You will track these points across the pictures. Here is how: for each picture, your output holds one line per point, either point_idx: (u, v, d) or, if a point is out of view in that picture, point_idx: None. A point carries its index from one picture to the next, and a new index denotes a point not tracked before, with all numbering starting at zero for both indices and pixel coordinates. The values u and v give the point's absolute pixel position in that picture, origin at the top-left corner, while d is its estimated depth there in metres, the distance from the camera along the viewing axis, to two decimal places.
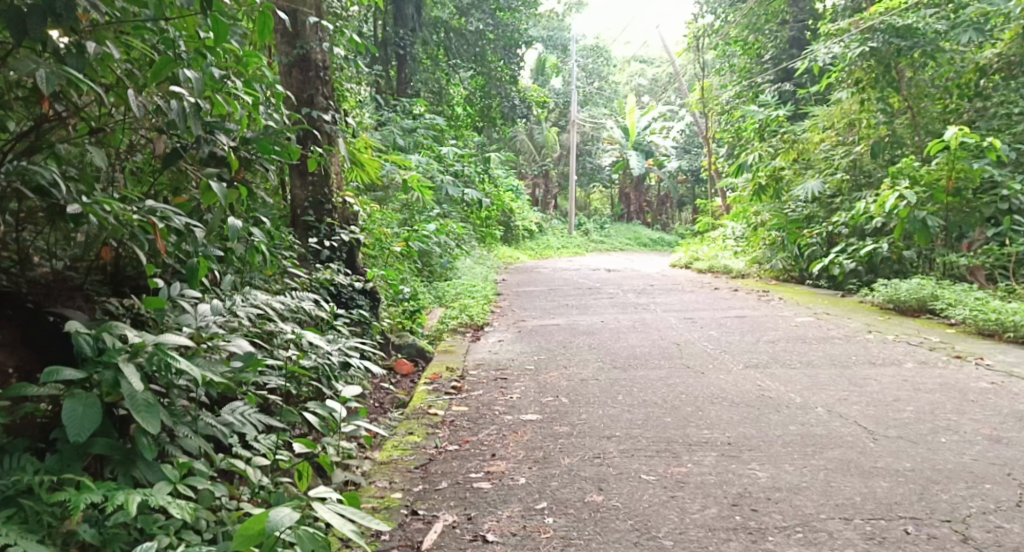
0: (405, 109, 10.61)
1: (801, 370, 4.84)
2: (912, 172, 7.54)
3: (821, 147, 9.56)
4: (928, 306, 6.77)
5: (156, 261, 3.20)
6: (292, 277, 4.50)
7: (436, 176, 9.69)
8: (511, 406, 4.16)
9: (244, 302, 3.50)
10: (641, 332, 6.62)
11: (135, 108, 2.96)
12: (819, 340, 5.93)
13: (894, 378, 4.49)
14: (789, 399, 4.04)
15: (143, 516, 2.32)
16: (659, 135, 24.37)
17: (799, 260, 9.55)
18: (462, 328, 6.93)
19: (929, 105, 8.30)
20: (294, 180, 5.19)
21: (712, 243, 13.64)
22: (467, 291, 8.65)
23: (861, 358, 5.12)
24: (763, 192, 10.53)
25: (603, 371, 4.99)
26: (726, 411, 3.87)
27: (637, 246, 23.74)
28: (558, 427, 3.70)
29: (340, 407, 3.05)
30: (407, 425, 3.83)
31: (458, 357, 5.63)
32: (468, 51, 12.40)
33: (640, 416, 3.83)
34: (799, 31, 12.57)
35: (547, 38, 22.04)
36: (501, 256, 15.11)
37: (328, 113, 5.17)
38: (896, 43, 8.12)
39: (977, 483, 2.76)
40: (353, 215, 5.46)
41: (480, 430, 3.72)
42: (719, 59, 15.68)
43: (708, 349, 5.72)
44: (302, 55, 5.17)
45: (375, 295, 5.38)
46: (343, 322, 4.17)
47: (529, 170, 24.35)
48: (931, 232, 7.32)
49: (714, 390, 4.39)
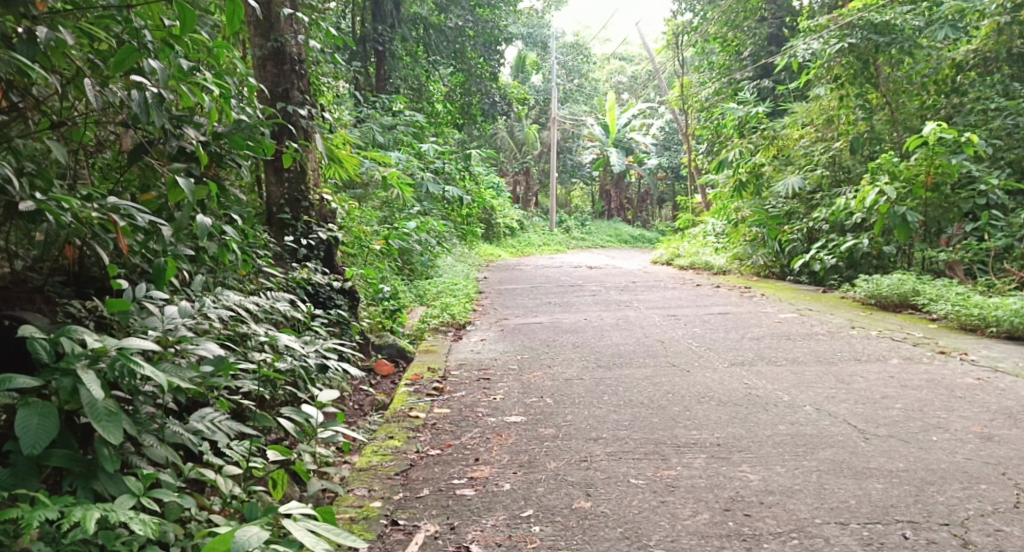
0: (384, 106, 10.46)
1: (787, 368, 4.77)
2: (892, 168, 7.51)
3: (801, 144, 9.52)
4: (910, 301, 6.74)
5: (121, 261, 3.10)
6: (268, 276, 4.38)
7: (416, 173, 9.56)
8: (494, 408, 4.06)
9: (215, 303, 3.39)
10: (624, 329, 6.54)
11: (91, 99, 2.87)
12: (802, 336, 5.87)
13: (879, 374, 4.43)
14: (776, 397, 3.97)
15: (104, 532, 2.22)
16: (639, 132, 24.32)
17: (780, 256, 9.46)
18: (444, 327, 6.82)
19: (907, 101, 8.27)
20: (269, 177, 5.05)
21: (693, 240, 13.59)
22: (448, 289, 8.53)
23: (846, 355, 5.06)
24: (744, 188, 10.48)
25: (587, 370, 4.90)
26: (713, 410, 3.79)
27: (617, 243, 23.67)
28: (542, 429, 3.61)
29: (318, 413, 2.97)
30: (387, 429, 3.72)
31: (439, 357, 5.52)
32: (448, 47, 12.24)
33: (627, 417, 3.74)
34: (777, 27, 12.55)
35: (527, 35, 21.92)
36: (483, 254, 14.98)
37: (304, 108, 5.04)
38: (875, 40, 8.10)
39: (972, 484, 2.69)
40: (331, 213, 5.34)
41: (463, 433, 3.62)
42: (697, 56, 15.63)
43: (693, 347, 5.65)
44: (276, 48, 5.04)
45: (354, 294, 5.25)
46: (321, 323, 4.06)
47: (510, 168, 24.23)
48: (911, 228, 7.25)
49: (700, 389, 4.31)
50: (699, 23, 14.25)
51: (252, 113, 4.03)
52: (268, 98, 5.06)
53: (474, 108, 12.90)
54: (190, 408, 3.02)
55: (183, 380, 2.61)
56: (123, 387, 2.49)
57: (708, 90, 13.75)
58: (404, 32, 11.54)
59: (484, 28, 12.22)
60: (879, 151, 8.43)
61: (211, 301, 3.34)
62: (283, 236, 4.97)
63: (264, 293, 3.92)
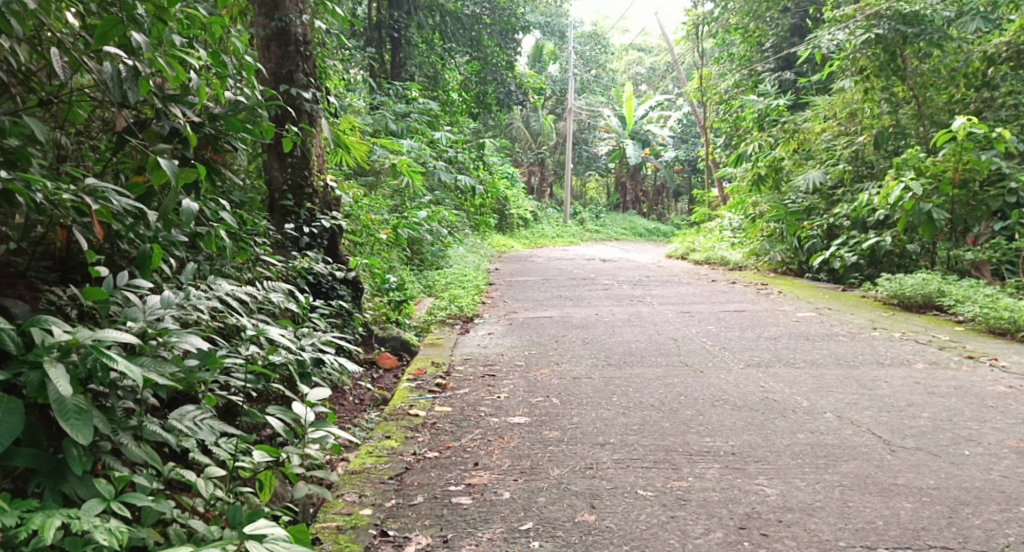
0: (398, 93, 10.27)
1: (805, 371, 4.56)
2: (918, 164, 7.25)
3: (823, 138, 9.29)
4: (935, 302, 6.52)
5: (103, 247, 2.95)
6: (266, 265, 4.22)
7: (429, 161, 9.38)
8: (498, 407, 3.89)
9: (204, 294, 3.23)
10: (636, 326, 6.34)
11: (59, 69, 2.71)
12: (822, 337, 5.66)
13: (904, 379, 4.22)
14: (795, 403, 3.78)
15: (70, 540, 2.07)
16: (656, 124, 24.03)
17: (798, 252, 9.23)
18: (451, 320, 6.65)
19: (935, 95, 8.04)
20: (271, 162, 4.88)
21: (708, 234, 13.35)
22: (458, 281, 8.36)
23: (868, 358, 4.85)
24: (763, 183, 10.20)
25: (596, 368, 4.71)
26: (727, 415, 3.60)
27: (631, 236, 23.43)
28: (547, 432, 3.43)
29: (307, 412, 2.81)
30: (385, 428, 3.56)
31: (445, 351, 5.34)
32: (464, 35, 11.96)
33: (637, 420, 3.56)
34: (801, 18, 12.29)
35: (545, 24, 21.70)
36: (495, 245, 14.80)
37: (309, 90, 4.88)
38: (902, 31, 7.81)
39: (1011, 506, 2.49)
40: (336, 201, 5.17)
41: (463, 434, 3.45)
42: (718, 48, 15.34)
43: (707, 346, 5.44)
44: (281, 29, 4.88)
45: (358, 285, 5.08)
46: (320, 315, 3.91)
47: (525, 159, 24.04)
48: (936, 226, 7.04)
49: (714, 391, 4.12)
50: (720, 13, 13.98)
51: (249, 95, 3.88)
52: (271, 80, 4.88)
53: (488, 96, 12.66)
54: (174, 403, 2.86)
55: (163, 376, 2.44)
56: (98, 381, 2.33)
57: (728, 82, 13.50)
58: (420, 19, 11.34)
59: (501, 17, 11.94)
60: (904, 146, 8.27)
61: (200, 292, 3.18)
62: (285, 224, 4.80)
63: (260, 283, 3.76)
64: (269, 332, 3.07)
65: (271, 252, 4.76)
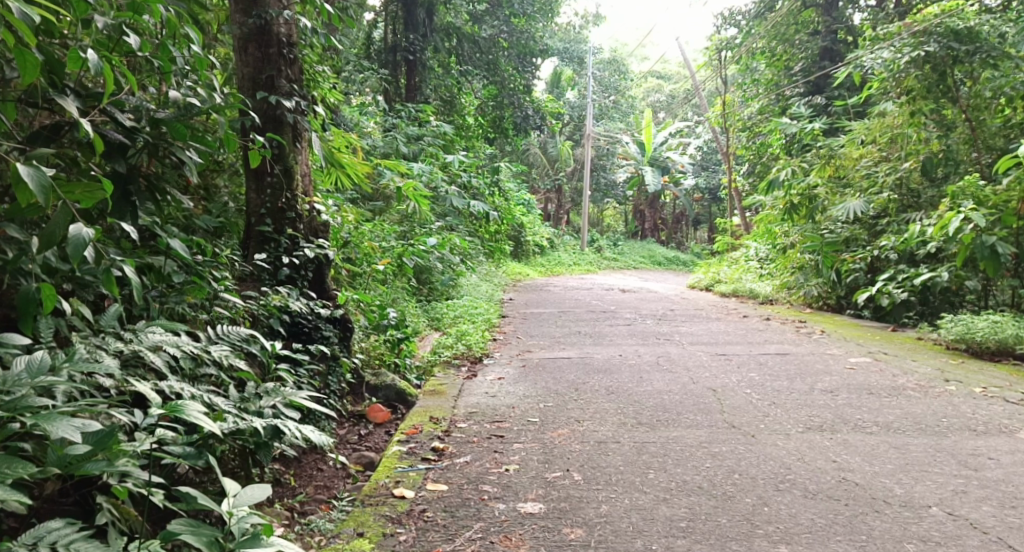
0: (411, 115, 9.52)
1: (882, 438, 3.76)
2: (977, 193, 6.44)
3: (861, 164, 8.41)
4: (1012, 350, 5.69)
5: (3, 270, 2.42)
6: (228, 304, 3.46)
7: (440, 186, 8.65)
8: (507, 487, 3.09)
9: (117, 348, 2.58)
10: (668, 371, 5.53)
11: None
12: (887, 391, 4.83)
13: (1013, 456, 3.49)
14: (884, 488, 3.06)
15: None
16: (676, 151, 23.20)
17: (836, 286, 8.30)
18: (457, 360, 5.86)
19: (988, 119, 7.13)
20: (249, 183, 4.10)
21: (733, 264, 12.46)
22: (468, 313, 7.57)
23: (955, 422, 4.06)
24: (796, 212, 9.15)
25: (624, 429, 3.91)
26: (801, 507, 2.87)
27: (650, 265, 22.55)
28: (568, 530, 2.73)
29: (250, 519, 2.29)
30: (360, 518, 2.85)
31: (447, 403, 4.49)
32: (481, 58, 11.19)
33: (684, 513, 2.83)
34: (831, 42, 11.44)
35: (564, 50, 20.94)
36: (510, 274, 13.94)
37: (292, 98, 4.07)
38: (955, 48, 7.15)
39: None
40: (323, 227, 4.33)
41: (459, 530, 2.76)
42: (741, 74, 14.51)
43: (755, 399, 4.62)
44: (260, 27, 4.06)
45: (347, 324, 4.24)
46: (288, 368, 3.24)
47: (542, 185, 23.14)
48: (1002, 261, 6.10)
49: (774, 467, 3.30)
50: (745, 38, 13.21)
51: (204, 96, 3.08)
52: (249, 87, 4.08)
53: (506, 122, 11.68)
54: (79, 509, 2.30)
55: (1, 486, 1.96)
56: None
57: (753, 108, 12.66)
58: (436, 42, 10.65)
59: (520, 40, 11.28)
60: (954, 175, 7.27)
61: (101, 348, 2.54)
62: (258, 253, 4.01)
63: (210, 329, 3.10)
64: (191, 409, 2.41)
65: (241, 287, 3.97)
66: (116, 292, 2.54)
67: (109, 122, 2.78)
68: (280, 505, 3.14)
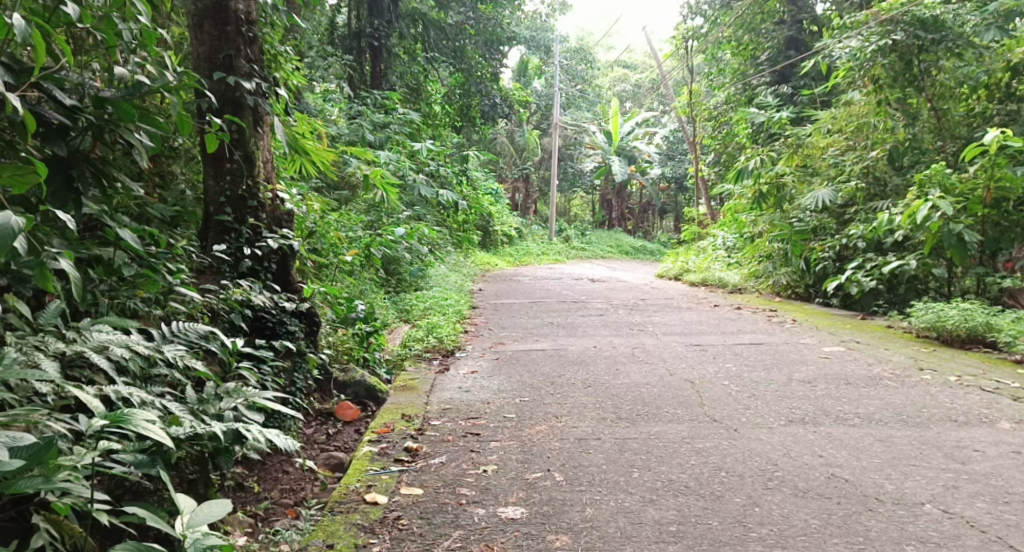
0: (377, 102, 9.28)
1: (866, 430, 3.67)
2: (943, 181, 6.24)
3: (829, 152, 8.35)
4: (984, 338, 5.65)
5: None
6: (185, 298, 3.27)
7: (407, 175, 8.45)
8: (484, 490, 2.94)
9: (56, 349, 2.44)
10: (643, 363, 5.41)
11: None
12: (865, 381, 4.75)
13: (999, 448, 3.41)
14: (875, 484, 2.96)
15: None
16: (642, 140, 23.12)
17: (805, 275, 8.24)
18: (428, 354, 5.68)
19: (953, 107, 7.05)
20: (207, 170, 3.90)
21: (701, 253, 12.41)
22: (438, 305, 7.39)
23: (936, 413, 3.98)
24: (765, 201, 9.08)
25: (604, 425, 3.78)
26: (793, 507, 2.77)
27: (618, 255, 22.48)
28: (552, 537, 2.61)
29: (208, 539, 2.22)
30: (330, 528, 2.69)
31: (419, 398, 4.32)
32: (448, 45, 10.95)
33: (672, 516, 2.72)
34: (797, 31, 11.36)
35: (531, 38, 20.74)
36: (478, 264, 13.76)
37: (252, 80, 3.87)
38: (920, 38, 7.01)
39: None
40: (288, 216, 4.13)
41: (436, 539, 2.62)
42: (707, 63, 14.43)
43: (732, 391, 4.51)
44: (218, 3, 3.84)
45: (314, 317, 4.05)
46: (250, 366, 3.07)
47: (509, 174, 22.93)
48: (968, 249, 6.07)
49: (760, 463, 3.19)
50: (711, 27, 13.11)
51: (155, 75, 2.93)
52: (206, 66, 3.87)
53: (473, 110, 11.44)
54: (15, 527, 2.15)
55: None
56: None
57: (719, 97, 12.59)
58: (402, 29, 10.41)
59: (486, 27, 11.05)
60: (922, 164, 7.26)
61: (39, 350, 2.40)
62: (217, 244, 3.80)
63: (166, 326, 2.94)
64: (136, 416, 2.27)
65: (200, 280, 3.76)
66: (52, 287, 2.41)
67: (47, 101, 2.62)
68: (243, 513, 2.97)
